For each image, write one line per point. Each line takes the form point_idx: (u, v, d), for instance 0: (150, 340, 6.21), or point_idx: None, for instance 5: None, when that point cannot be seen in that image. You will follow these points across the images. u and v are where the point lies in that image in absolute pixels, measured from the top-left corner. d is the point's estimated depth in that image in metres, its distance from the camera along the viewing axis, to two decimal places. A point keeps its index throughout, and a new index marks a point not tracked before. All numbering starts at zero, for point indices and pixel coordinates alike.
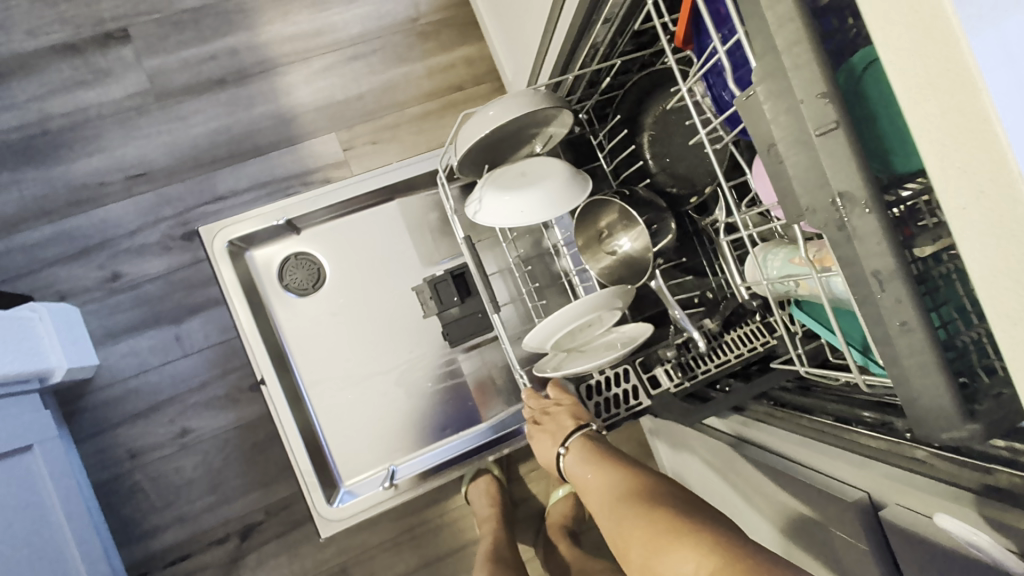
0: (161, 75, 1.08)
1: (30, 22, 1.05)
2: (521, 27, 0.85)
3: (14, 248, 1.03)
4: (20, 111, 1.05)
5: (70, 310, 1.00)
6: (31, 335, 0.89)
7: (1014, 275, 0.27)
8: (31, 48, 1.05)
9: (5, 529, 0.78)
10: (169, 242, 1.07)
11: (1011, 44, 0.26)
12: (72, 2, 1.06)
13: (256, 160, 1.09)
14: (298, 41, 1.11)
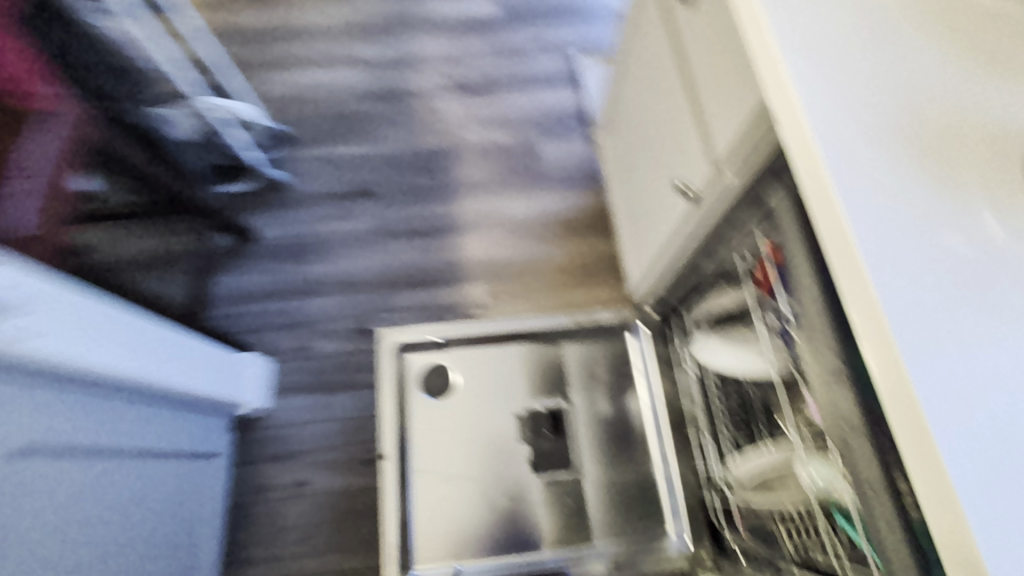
0: (382, 218, 1.48)
1: (309, 169, 1.50)
2: (648, 241, 1.18)
3: (239, 313, 1.37)
4: (285, 227, 1.44)
5: (272, 364, 1.33)
6: (239, 374, 1.22)
7: (941, 487, 0.39)
8: (303, 189, 1.48)
9: (167, 522, 1.01)
10: (345, 333, 1.39)
11: (926, 341, 0.42)
12: (340, 160, 1.51)
13: (425, 289, 1.43)
14: (480, 215, 1.49)
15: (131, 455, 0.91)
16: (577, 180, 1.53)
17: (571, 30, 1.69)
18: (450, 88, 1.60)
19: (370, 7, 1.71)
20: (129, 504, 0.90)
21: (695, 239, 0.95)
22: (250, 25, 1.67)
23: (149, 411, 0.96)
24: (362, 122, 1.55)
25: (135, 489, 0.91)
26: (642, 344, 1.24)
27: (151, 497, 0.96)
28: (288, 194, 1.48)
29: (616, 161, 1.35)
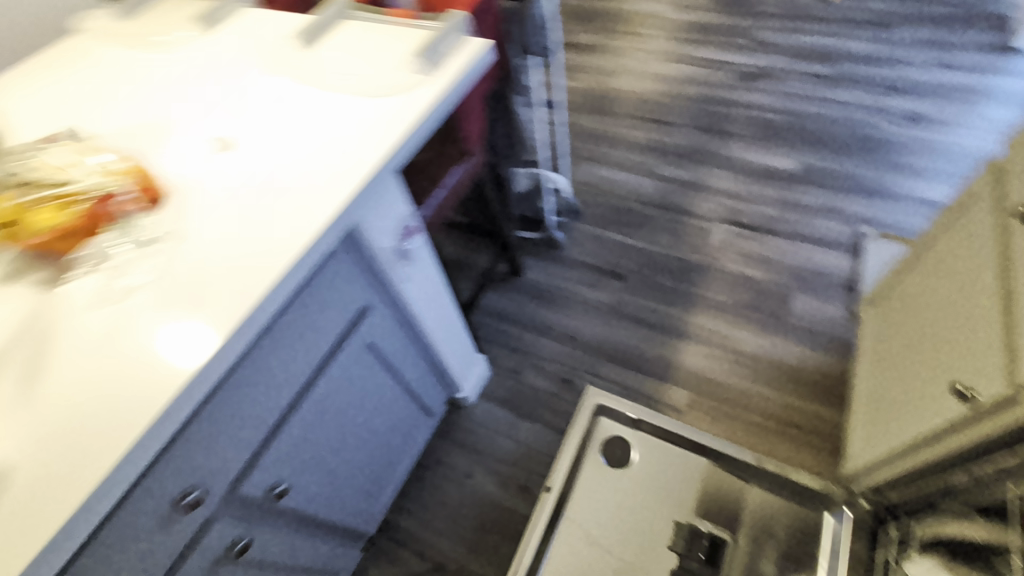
0: (623, 300, 1.67)
1: (584, 239, 1.82)
2: (883, 432, 1.12)
3: (487, 323, 1.70)
4: (546, 275, 1.76)
5: (487, 371, 1.58)
6: (471, 366, 1.49)
7: None
8: (573, 253, 1.80)
9: (389, 456, 1.25)
10: (554, 377, 1.57)
11: None
12: (610, 243, 1.80)
13: (636, 373, 1.53)
14: (711, 333, 1.57)
15: (396, 395, 1.17)
16: (822, 343, 1.50)
17: (867, 208, 1.73)
18: (727, 220, 1.78)
19: (683, 139, 2.03)
20: (376, 431, 1.15)
21: (951, 449, 0.89)
22: (587, 125, 2.14)
23: (425, 367, 1.26)
24: (640, 221, 1.83)
25: (384, 422, 1.17)
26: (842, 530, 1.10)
27: (387, 433, 1.20)
28: (561, 255, 1.80)
29: (874, 342, 1.31)
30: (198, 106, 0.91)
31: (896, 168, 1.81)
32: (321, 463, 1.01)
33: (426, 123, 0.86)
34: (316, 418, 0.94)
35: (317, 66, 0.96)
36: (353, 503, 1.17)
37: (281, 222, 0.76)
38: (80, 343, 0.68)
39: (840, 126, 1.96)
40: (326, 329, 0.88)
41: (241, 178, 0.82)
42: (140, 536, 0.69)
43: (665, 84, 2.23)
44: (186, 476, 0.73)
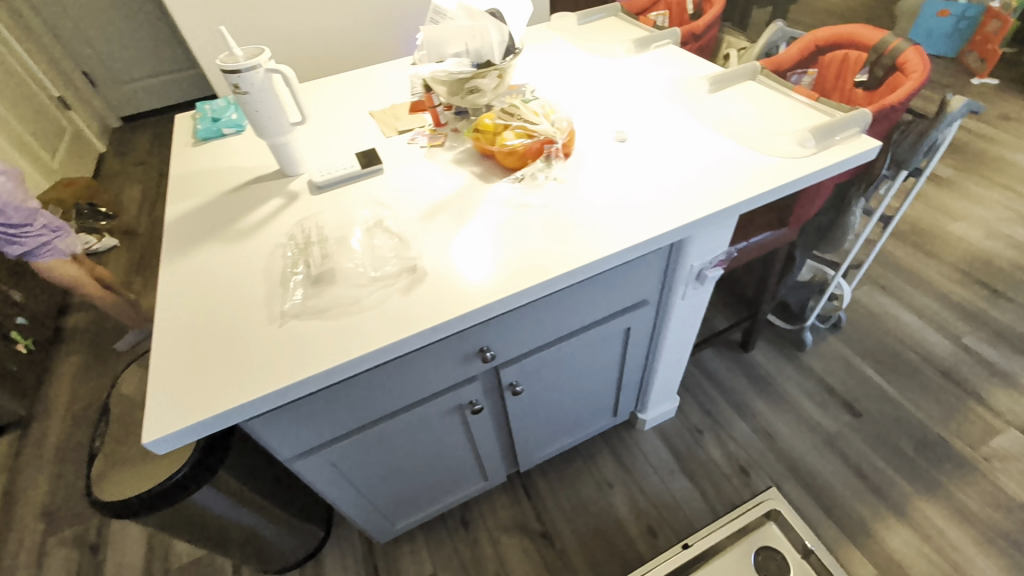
0: (844, 438, 1.53)
1: (829, 360, 1.72)
2: None
3: (693, 377, 1.74)
4: (774, 369, 1.72)
5: (671, 413, 1.63)
6: (663, 400, 1.57)
7: None
8: (814, 366, 1.71)
9: (571, 424, 1.41)
10: (731, 460, 1.54)
11: None
12: (859, 377, 1.66)
13: (820, 510, 1.41)
14: (934, 531, 1.34)
15: (609, 380, 1.33)
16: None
17: None
18: None
19: (1015, 322, 1.72)
20: (580, 398, 1.32)
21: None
22: (897, 255, 1.97)
23: (638, 374, 1.38)
24: (911, 376, 1.64)
25: (588, 396, 1.33)
26: None
27: (583, 405, 1.36)
28: (797, 358, 1.74)
29: None
30: (612, 105, 1.19)
31: None
32: (540, 395, 1.20)
33: (798, 185, 0.98)
34: (566, 359, 1.13)
35: (713, 106, 1.16)
36: (531, 439, 1.35)
37: (652, 207, 0.96)
38: (491, 219, 0.97)
39: None
40: (619, 299, 1.06)
41: (630, 165, 1.04)
42: (453, 359, 0.94)
43: (1020, 256, 1.91)
44: (494, 340, 0.96)
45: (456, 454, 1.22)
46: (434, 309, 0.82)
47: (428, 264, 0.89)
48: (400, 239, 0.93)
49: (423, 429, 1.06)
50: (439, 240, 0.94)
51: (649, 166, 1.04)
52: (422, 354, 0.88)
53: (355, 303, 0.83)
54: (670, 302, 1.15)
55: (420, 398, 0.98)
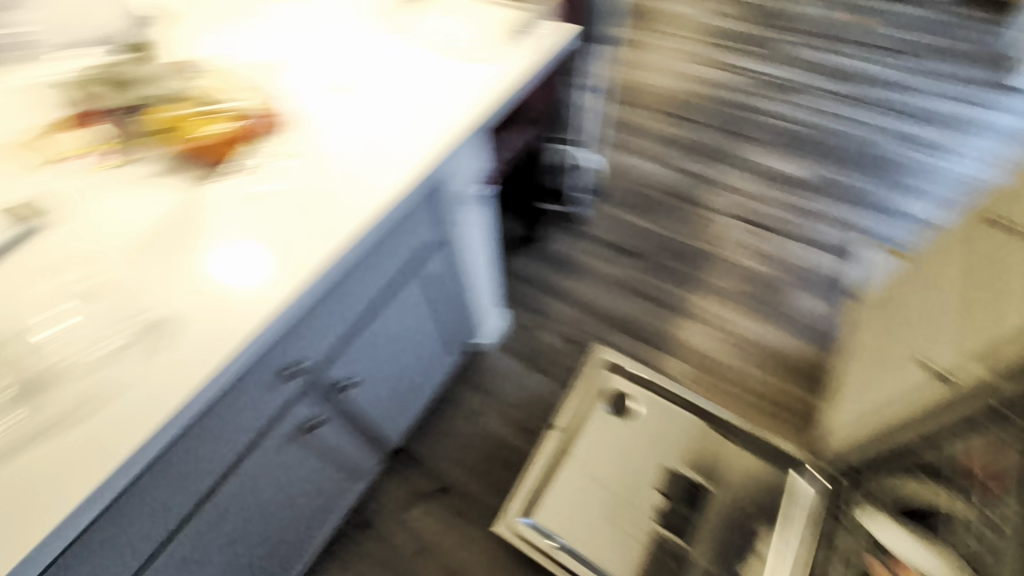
0: (633, 279, 1.83)
1: (603, 221, 1.98)
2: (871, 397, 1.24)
3: (510, 286, 1.85)
4: (568, 248, 1.92)
5: (503, 324, 1.73)
6: (492, 315, 1.65)
7: None
8: (594, 232, 1.95)
9: (421, 381, 1.42)
10: (564, 339, 1.73)
11: None
12: (626, 225, 1.96)
13: (636, 343, 1.70)
14: (709, 316, 1.72)
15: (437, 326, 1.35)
16: (810, 334, 1.66)
17: (863, 221, 1.91)
18: (738, 216, 1.95)
19: (707, 138, 2.19)
20: (417, 354, 1.32)
21: (914, 415, 1.04)
22: (620, 116, 2.31)
23: (460, 306, 1.41)
24: (659, 209, 1.99)
25: (424, 349, 1.34)
26: (806, 494, 1.27)
27: (424, 358, 1.37)
28: (580, 231, 1.96)
29: (864, 331, 1.43)
30: (315, 53, 1.06)
31: (898, 186, 1.99)
32: (375, 374, 1.17)
33: (518, 86, 1.01)
34: (384, 330, 1.11)
35: (418, 27, 1.10)
36: (389, 414, 1.34)
37: (394, 153, 0.90)
38: (224, 230, 0.81)
39: (851, 143, 2.14)
40: (403, 254, 1.03)
41: (360, 116, 0.95)
42: (257, 391, 0.85)
43: (695, 84, 2.39)
44: (297, 350, 0.89)
45: (320, 471, 1.15)
46: (194, 359, 0.69)
47: (165, 313, 0.73)
48: (116, 299, 0.75)
49: (266, 473, 0.97)
50: (167, 279, 0.77)
51: (376, 111, 0.96)
52: (213, 409, 0.78)
53: (90, 398, 0.66)
54: (454, 237, 1.18)
55: (242, 448, 0.88)
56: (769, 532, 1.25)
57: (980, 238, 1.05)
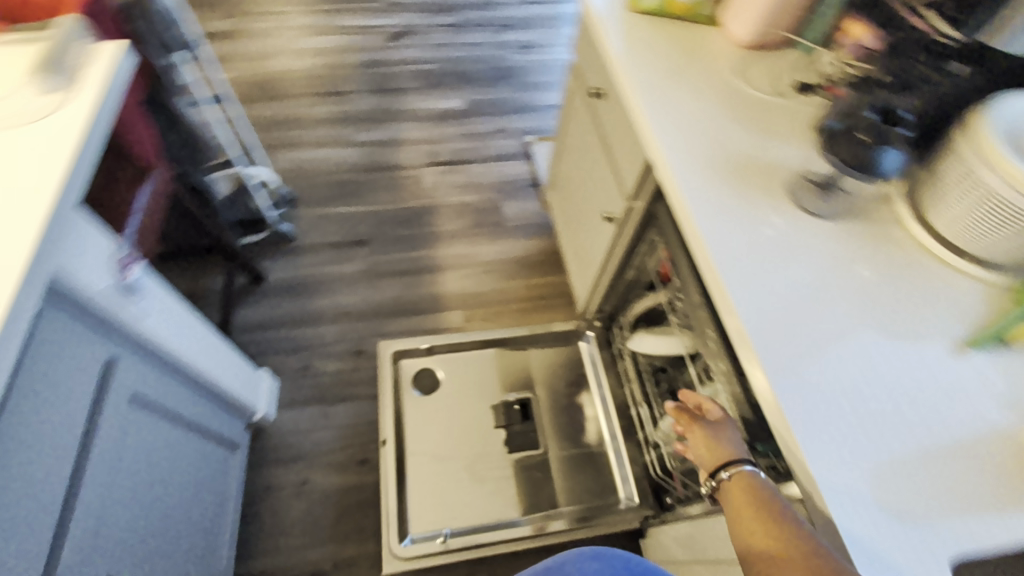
0: (375, 263, 1.77)
1: (316, 226, 1.83)
2: (587, 255, 1.46)
3: (257, 339, 1.59)
4: (295, 268, 1.73)
5: (275, 382, 1.49)
6: (257, 383, 1.39)
7: (804, 419, 0.60)
8: (313, 240, 1.80)
9: (206, 504, 1.15)
10: (345, 353, 1.58)
11: (809, 352, 0.65)
12: (340, 219, 1.86)
13: (411, 317, 1.67)
14: (456, 259, 1.81)
15: (188, 438, 1.07)
16: (533, 230, 1.90)
17: (522, 122, 2.21)
18: (430, 163, 2.04)
19: (366, 105, 2.20)
20: (182, 486, 1.05)
21: (619, 255, 1.23)
22: (271, 117, 2.12)
23: (200, 397, 1.12)
24: (361, 188, 1.94)
25: (188, 473, 1.07)
26: (590, 351, 1.49)
27: (194, 480, 1.10)
28: (298, 246, 1.78)
29: (560, 211, 1.69)
30: None
31: (528, 86, 2.35)
32: (136, 546, 0.89)
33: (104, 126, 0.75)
34: (112, 493, 0.83)
35: None
36: (189, 567, 1.06)
37: None
38: None
39: (480, 65, 2.42)
40: (77, 397, 0.75)
41: None
42: None
43: (326, 59, 2.33)
44: None
45: None
46: None
47: None
48: None
49: None
50: None
51: None
52: None
53: None
54: (139, 331, 0.88)
55: None
56: (590, 394, 1.44)
57: (586, 107, 1.26)
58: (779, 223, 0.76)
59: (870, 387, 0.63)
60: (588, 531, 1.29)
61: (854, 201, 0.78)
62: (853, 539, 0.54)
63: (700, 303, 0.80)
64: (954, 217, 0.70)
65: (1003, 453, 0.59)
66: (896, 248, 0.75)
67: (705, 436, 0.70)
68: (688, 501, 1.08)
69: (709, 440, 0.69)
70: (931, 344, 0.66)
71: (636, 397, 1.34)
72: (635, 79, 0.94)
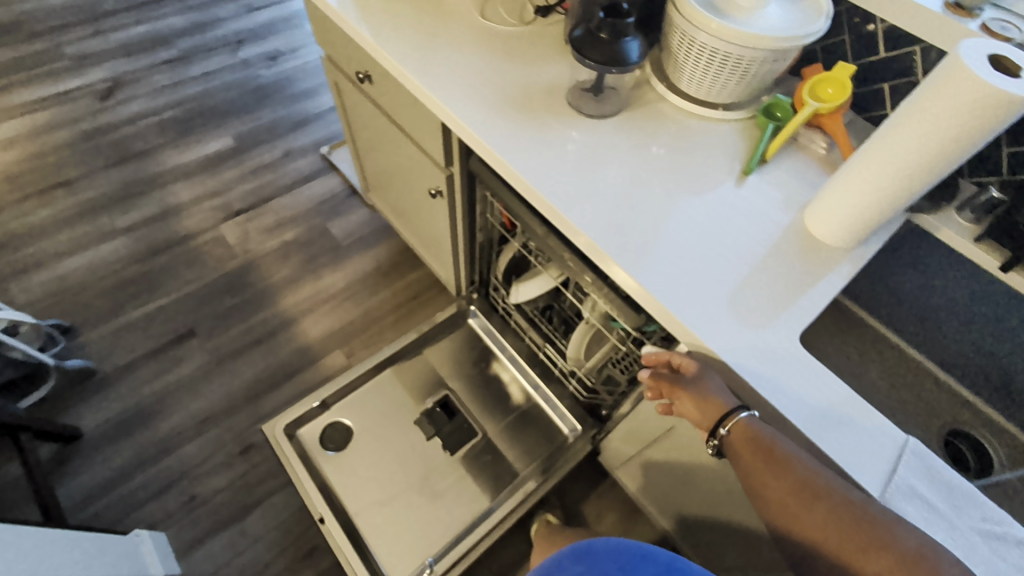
0: (217, 348, 1.53)
1: (123, 344, 1.51)
2: (434, 238, 1.43)
3: (113, 501, 1.29)
4: (119, 401, 1.42)
5: (160, 535, 1.23)
6: (136, 549, 1.13)
7: (663, 287, 0.68)
8: (126, 360, 1.49)
9: None
10: (230, 459, 1.36)
11: (644, 233, 0.73)
12: (149, 321, 1.56)
13: (288, 382, 1.49)
14: (307, 302, 1.64)
15: None
16: (372, 236, 1.78)
17: (307, 137, 2.04)
18: (226, 218, 1.79)
19: (113, 184, 1.84)
20: None
21: (460, 224, 1.21)
22: None
23: None
24: (155, 277, 1.64)
25: None
26: (478, 323, 1.47)
27: None
28: (110, 376, 1.46)
29: (390, 208, 1.62)
30: None
31: (295, 99, 2.16)
32: None
33: None
34: None
35: None
36: None
37: None
38: None
39: (230, 93, 2.15)
40: None
41: None
42: None
43: (36, 154, 1.89)
44: None
45: None
46: None
47: None
48: None
49: None
50: None
51: None
52: None
53: None
54: None
55: None
56: (499, 361, 1.45)
57: (360, 95, 1.19)
58: (576, 136, 0.82)
59: (697, 238, 0.72)
60: (554, 478, 1.28)
61: (623, 94, 0.87)
62: (738, 361, 0.61)
63: (545, 234, 0.83)
64: (696, 77, 0.82)
65: (795, 242, 0.72)
66: (669, 120, 0.85)
67: (693, 402, 0.61)
68: (620, 403, 1.15)
69: (698, 401, 0.61)
70: (721, 185, 0.78)
71: (535, 343, 1.36)
72: (395, 52, 0.91)
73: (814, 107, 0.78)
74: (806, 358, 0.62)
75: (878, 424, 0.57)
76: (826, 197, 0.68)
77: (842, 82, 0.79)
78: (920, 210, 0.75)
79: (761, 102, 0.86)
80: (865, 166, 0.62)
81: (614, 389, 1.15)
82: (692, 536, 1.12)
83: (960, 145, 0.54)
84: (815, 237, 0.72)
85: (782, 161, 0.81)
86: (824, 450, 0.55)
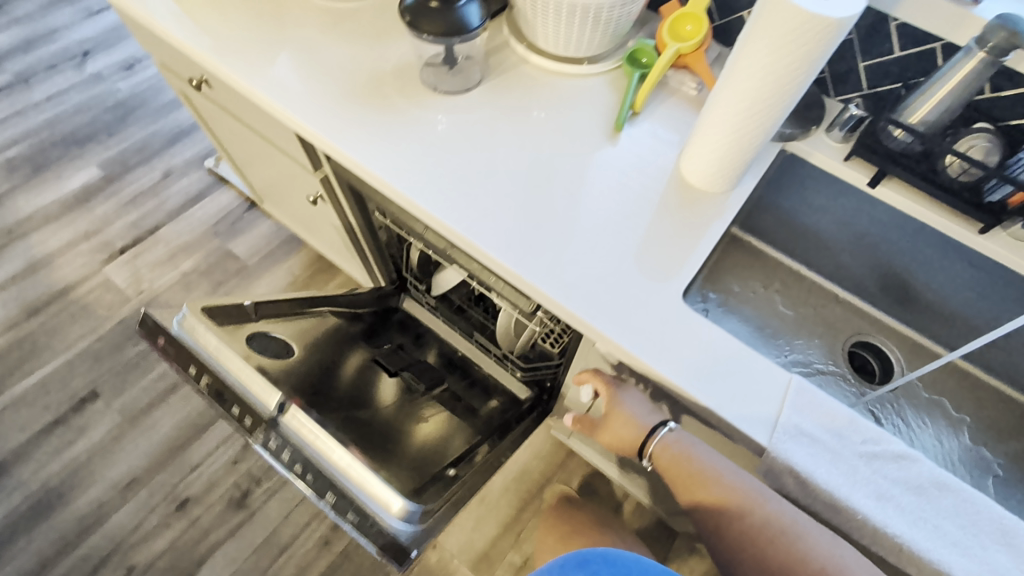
0: (128, 405, 1.40)
1: (16, 423, 1.37)
2: (342, 243, 1.32)
3: None
4: (26, 485, 1.30)
5: None
6: None
7: (542, 271, 0.64)
8: (24, 439, 1.35)
9: None
10: (167, 518, 1.28)
11: (517, 215, 0.68)
12: (44, 391, 1.41)
13: (215, 425, 1.38)
14: None
15: None
16: (281, 249, 1.65)
17: (186, 152, 1.83)
18: (106, 259, 1.61)
19: None
20: None
21: (357, 226, 1.12)
22: None
23: None
24: (37, 341, 1.47)
25: None
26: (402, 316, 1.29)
27: None
28: (8, 461, 1.32)
29: (292, 219, 1.49)
30: None
31: (165, 110, 1.93)
32: None
33: None
34: None
35: None
36: None
37: None
38: None
39: (84, 116, 1.90)
40: None
41: None
42: None
43: None
44: None
45: None
46: None
47: None
48: None
49: None
50: None
51: None
52: None
53: None
54: None
55: None
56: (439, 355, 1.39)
57: (209, 104, 1.05)
58: (438, 118, 0.75)
59: (573, 210, 0.69)
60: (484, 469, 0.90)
61: (481, 63, 0.80)
62: (627, 337, 0.59)
63: (425, 233, 0.77)
64: (550, 33, 0.76)
65: (675, 195, 0.70)
66: (535, 83, 0.80)
67: (620, 429, 0.68)
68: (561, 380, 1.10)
69: (623, 431, 0.68)
70: (595, 147, 0.74)
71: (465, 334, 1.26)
72: (224, 54, 0.80)
73: (676, 48, 0.74)
74: (692, 318, 0.61)
75: (764, 369, 0.57)
76: (693, 145, 0.67)
77: (699, 16, 0.75)
78: (792, 137, 0.75)
79: (626, 49, 0.82)
80: (720, 113, 0.60)
81: (553, 368, 1.10)
82: (648, 489, 1.15)
83: (796, 76, 0.53)
84: (693, 185, 0.71)
85: (653, 111, 0.78)
86: (717, 411, 0.55)
